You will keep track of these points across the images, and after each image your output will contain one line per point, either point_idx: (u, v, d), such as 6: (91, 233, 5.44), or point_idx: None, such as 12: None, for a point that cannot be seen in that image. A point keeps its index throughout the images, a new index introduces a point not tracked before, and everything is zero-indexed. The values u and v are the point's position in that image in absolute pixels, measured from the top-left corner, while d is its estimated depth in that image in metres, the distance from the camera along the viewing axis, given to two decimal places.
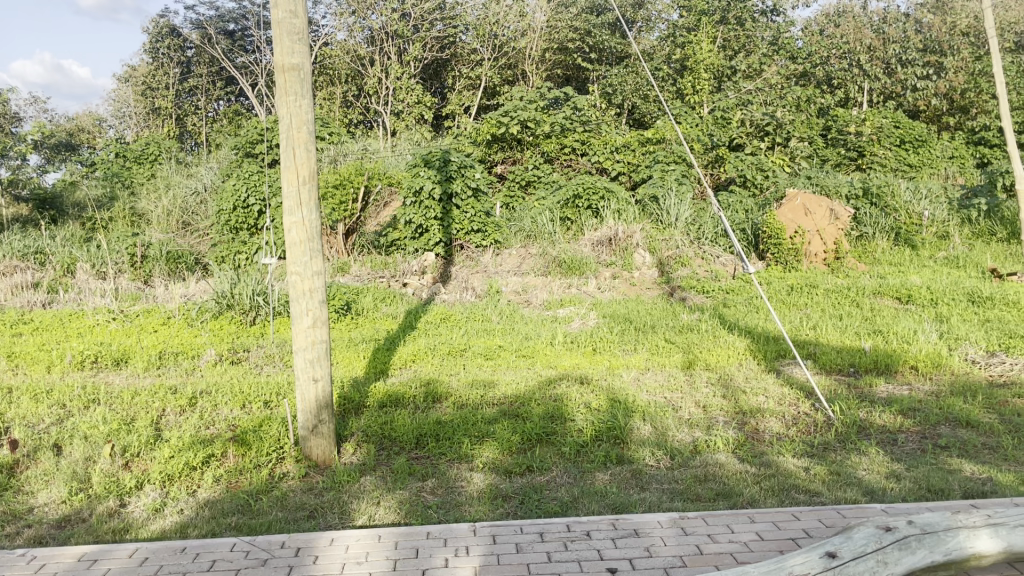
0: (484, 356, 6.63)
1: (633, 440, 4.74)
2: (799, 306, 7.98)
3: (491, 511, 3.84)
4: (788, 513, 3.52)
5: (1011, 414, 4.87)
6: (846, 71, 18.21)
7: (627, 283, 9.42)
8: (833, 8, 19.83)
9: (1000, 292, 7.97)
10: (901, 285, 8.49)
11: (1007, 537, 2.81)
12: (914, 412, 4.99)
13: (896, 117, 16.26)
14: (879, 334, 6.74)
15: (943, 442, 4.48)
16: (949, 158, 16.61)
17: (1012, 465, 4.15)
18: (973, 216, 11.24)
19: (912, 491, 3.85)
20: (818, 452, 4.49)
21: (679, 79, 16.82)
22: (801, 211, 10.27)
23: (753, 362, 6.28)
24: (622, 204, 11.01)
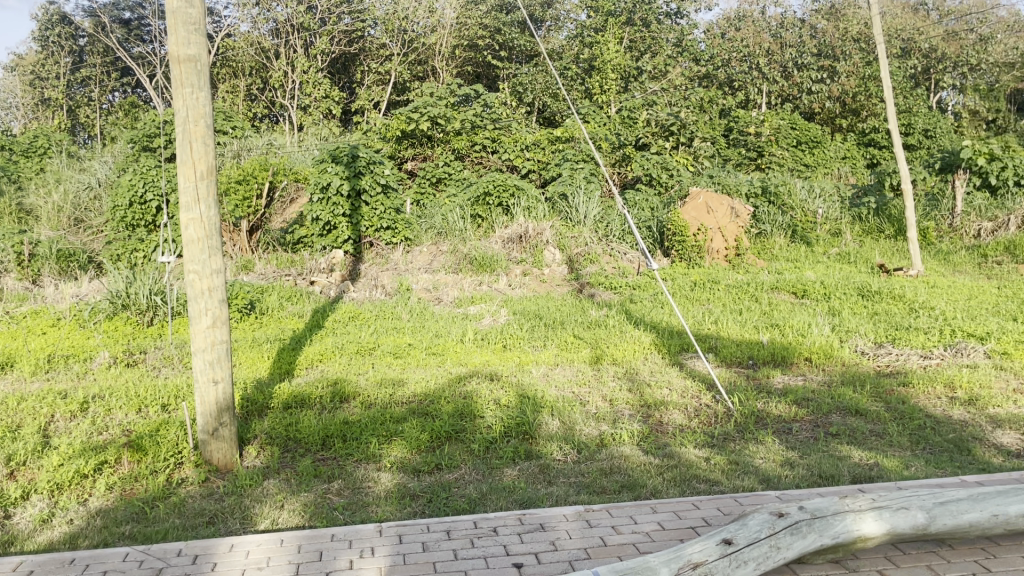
0: (393, 355, 6.56)
1: (542, 435, 4.79)
2: (701, 301, 8.21)
3: (399, 511, 3.81)
4: (689, 503, 3.62)
5: (896, 401, 5.14)
6: (746, 74, 18.92)
7: (537, 281, 9.49)
8: (734, 12, 20.38)
9: (887, 287, 8.40)
10: (797, 281, 8.86)
11: (891, 519, 2.94)
12: (807, 402, 5.21)
13: (793, 118, 17.01)
14: (776, 328, 7.01)
15: (834, 430, 4.69)
16: (842, 158, 17.43)
17: (896, 451, 4.37)
18: (864, 214, 11.83)
19: (805, 478, 4.01)
20: (718, 442, 4.63)
21: (587, 79, 17.04)
22: (703, 209, 10.55)
23: (658, 356, 6.43)
24: (533, 201, 11.09)
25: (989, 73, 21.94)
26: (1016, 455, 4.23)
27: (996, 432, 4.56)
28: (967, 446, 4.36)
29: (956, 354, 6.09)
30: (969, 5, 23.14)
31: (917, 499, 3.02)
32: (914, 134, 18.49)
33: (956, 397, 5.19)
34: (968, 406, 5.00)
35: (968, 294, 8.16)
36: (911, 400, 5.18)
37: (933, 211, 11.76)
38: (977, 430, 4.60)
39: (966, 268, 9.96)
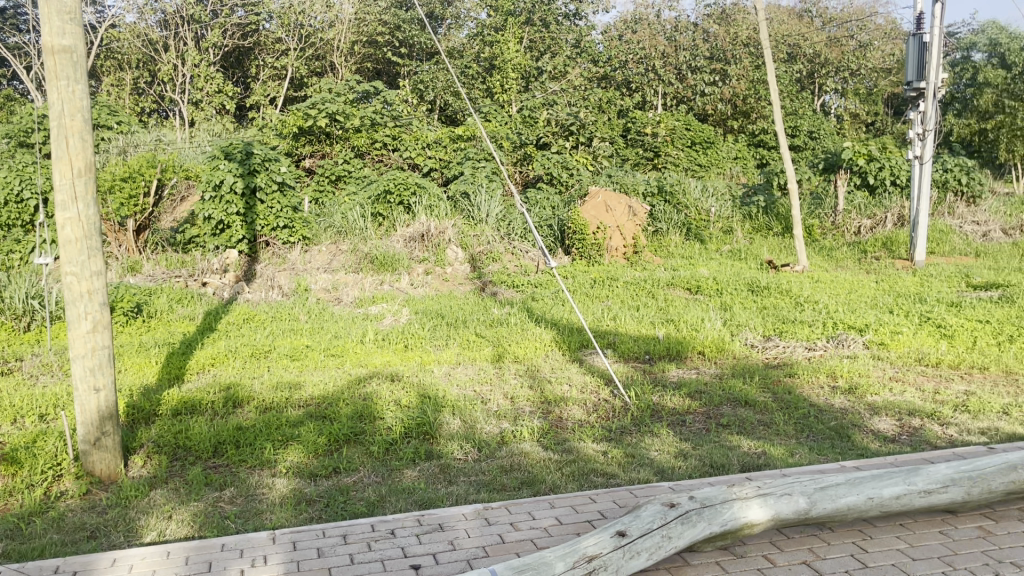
0: (291, 357, 6.41)
1: (442, 435, 4.78)
2: (601, 298, 8.36)
3: (294, 517, 3.73)
4: (586, 497, 3.67)
5: (782, 392, 5.36)
6: (642, 76, 19.37)
7: (439, 279, 9.45)
8: (630, 15, 20.90)
9: (775, 282, 8.76)
10: (691, 277, 9.14)
11: (775, 505, 3.06)
12: (700, 394, 5.38)
13: (687, 120, 17.53)
14: (671, 323, 7.21)
15: (725, 421, 4.86)
16: (734, 159, 18.07)
17: (782, 439, 4.56)
18: (753, 212, 12.30)
19: (697, 469, 4.14)
20: (615, 436, 4.73)
21: (487, 78, 17.05)
22: (602, 208, 10.74)
23: (558, 353, 6.51)
24: (434, 199, 11.05)
25: (867, 77, 23.18)
26: (890, 440, 4.47)
27: (873, 418, 4.81)
28: (847, 433, 4.58)
29: (838, 345, 6.39)
30: (848, 12, 24.33)
31: (799, 485, 3.14)
32: (799, 136, 19.35)
33: (837, 386, 5.46)
34: (848, 394, 5.26)
35: (849, 288, 8.58)
36: (796, 390, 5.41)
37: (816, 210, 12.20)
38: (856, 417, 4.84)
39: (847, 263, 10.48)
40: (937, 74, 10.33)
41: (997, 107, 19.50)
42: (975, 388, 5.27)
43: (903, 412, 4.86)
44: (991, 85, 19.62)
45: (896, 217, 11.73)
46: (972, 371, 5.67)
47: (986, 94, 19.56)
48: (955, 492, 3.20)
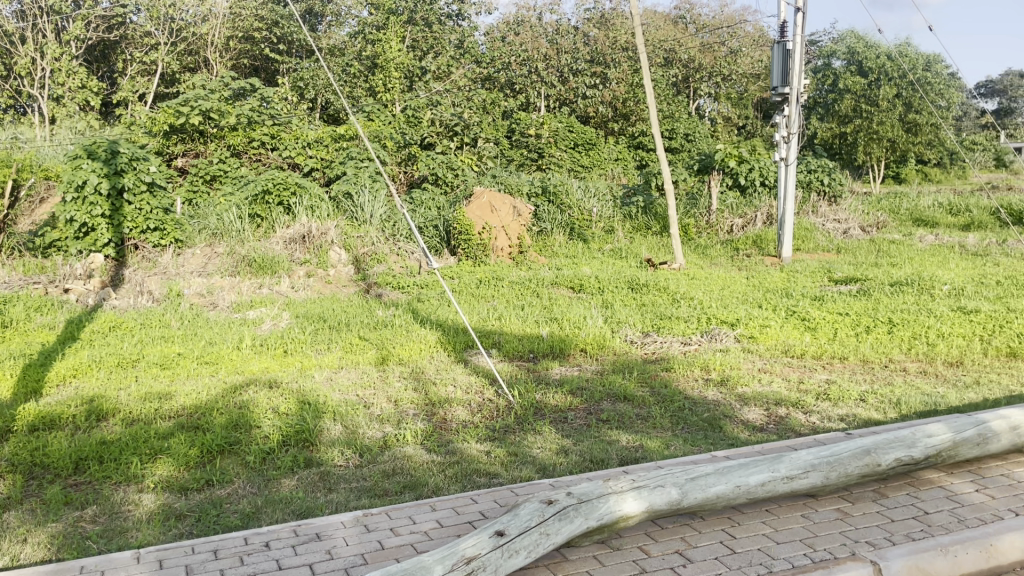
0: (160, 366, 6.11)
1: (322, 442, 4.67)
2: (486, 298, 8.38)
3: (162, 534, 3.55)
4: (467, 498, 3.66)
5: (659, 386, 5.53)
6: (526, 78, 19.67)
7: (321, 282, 9.23)
8: (512, 17, 21.24)
9: (654, 280, 9.03)
10: (574, 276, 9.29)
11: (648, 497, 3.14)
12: (582, 391, 5.47)
13: (571, 121, 17.99)
14: (554, 321, 7.30)
15: (605, 416, 4.96)
16: (615, 160, 18.54)
17: (659, 432, 4.70)
18: (633, 212, 12.65)
19: (577, 464, 4.20)
20: (499, 435, 4.74)
21: (370, 76, 16.74)
22: (487, 208, 10.77)
23: (443, 353, 6.48)
24: (315, 200, 10.80)
25: (738, 82, 24.22)
26: (759, 429, 4.68)
27: (743, 409, 5.02)
28: (719, 423, 4.77)
29: (712, 339, 6.64)
30: (720, 19, 25.54)
31: (671, 476, 3.23)
32: (676, 138, 20.08)
33: (710, 378, 5.68)
34: (720, 386, 5.48)
35: (722, 284, 8.94)
36: (672, 383, 5.60)
37: (692, 210, 12.62)
38: (727, 408, 5.04)
39: (721, 260, 10.92)
40: (799, 81, 10.89)
41: (855, 111, 20.78)
42: (835, 377, 5.59)
43: (770, 401, 5.10)
44: (850, 91, 20.72)
45: (765, 216, 12.34)
46: (833, 361, 6.01)
47: (845, 100, 20.77)
48: (815, 477, 3.36)
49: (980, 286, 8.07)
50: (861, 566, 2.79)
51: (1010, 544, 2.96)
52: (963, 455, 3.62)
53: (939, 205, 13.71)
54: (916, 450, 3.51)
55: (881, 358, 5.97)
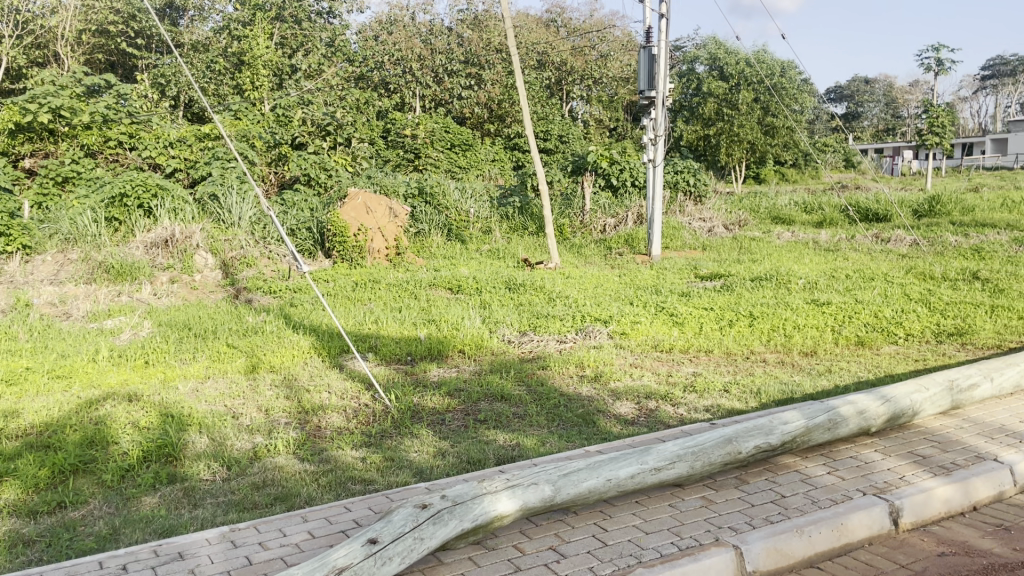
0: (5, 382, 5.67)
1: (187, 456, 4.46)
2: (362, 301, 8.23)
3: (7, 563, 3.29)
4: (340, 507, 3.58)
5: (536, 384, 5.59)
6: (399, 78, 19.78)
7: (186, 288, 8.84)
8: (385, 17, 21.18)
9: (530, 279, 9.13)
10: (452, 277, 9.26)
11: (522, 496, 3.16)
12: (459, 392, 5.46)
13: (446, 122, 17.94)
14: (432, 323, 7.25)
15: (482, 416, 4.95)
16: (492, 160, 18.67)
17: (535, 429, 4.73)
18: (510, 213, 12.76)
19: (454, 465, 4.18)
20: (375, 441, 4.66)
21: (237, 74, 16.05)
22: (362, 210, 10.59)
23: (317, 359, 6.31)
24: (178, 202, 10.33)
25: (609, 86, 24.85)
26: (630, 422, 4.80)
27: (616, 403, 5.14)
28: (592, 419, 4.87)
29: (586, 336, 6.77)
30: (590, 24, 26.24)
31: (544, 474, 3.27)
32: (550, 140, 20.43)
33: (585, 374, 5.79)
34: (593, 382, 5.59)
35: (595, 283, 9.13)
36: (548, 381, 5.66)
37: (567, 210, 12.86)
38: (601, 403, 5.15)
39: (595, 259, 11.15)
40: (664, 85, 11.25)
41: (718, 115, 21.69)
42: (701, 369, 5.83)
43: (641, 395, 5.25)
44: (713, 95, 21.60)
45: (636, 216, 12.72)
46: (699, 354, 6.27)
47: (708, 102, 21.64)
48: (681, 467, 3.48)
49: (831, 280, 8.61)
50: (724, 550, 2.90)
51: (858, 521, 3.15)
52: (816, 440, 3.84)
53: (795, 204, 14.51)
54: (773, 437, 3.70)
55: (743, 350, 6.27)
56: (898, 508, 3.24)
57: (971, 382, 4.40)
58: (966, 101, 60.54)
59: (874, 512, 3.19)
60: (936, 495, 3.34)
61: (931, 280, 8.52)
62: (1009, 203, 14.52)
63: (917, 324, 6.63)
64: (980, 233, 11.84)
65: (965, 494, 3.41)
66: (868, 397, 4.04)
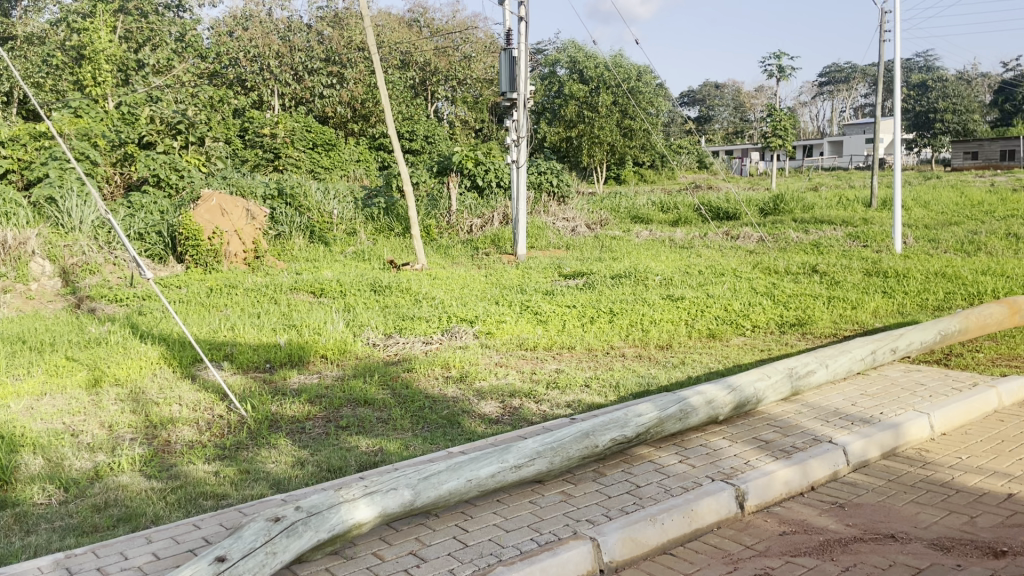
0: None
1: (19, 479, 4.11)
2: (219, 307, 7.88)
3: None
4: (188, 525, 3.40)
5: (400, 387, 5.50)
6: (257, 75, 19.65)
7: (21, 298, 8.19)
8: (239, 12, 21.00)
9: (395, 281, 9.03)
10: (314, 280, 9.04)
11: (381, 502, 3.09)
12: (320, 398, 5.30)
13: (307, 121, 17.55)
14: (293, 328, 7.02)
15: (344, 423, 4.82)
16: (356, 161, 18.39)
17: (399, 433, 4.66)
18: (375, 214, 12.59)
19: (313, 475, 4.05)
20: (230, 453, 4.46)
21: (76, 69, 14.84)
22: (217, 211, 10.15)
23: (168, 370, 5.98)
24: (11, 205, 9.56)
25: (473, 87, 24.96)
26: (494, 421, 4.82)
27: (481, 403, 5.14)
28: (457, 419, 4.85)
29: (451, 337, 6.74)
30: (453, 25, 26.37)
31: (404, 478, 3.22)
32: (416, 139, 20.35)
33: (450, 375, 5.76)
34: (458, 383, 5.57)
35: (461, 283, 9.13)
36: (413, 383, 5.60)
37: (432, 211, 12.82)
38: (466, 403, 5.14)
39: (461, 259, 11.14)
40: (525, 87, 11.39)
41: (579, 117, 22.19)
42: (564, 366, 5.93)
43: (505, 394, 5.28)
44: (574, 98, 22.11)
45: (501, 216, 12.84)
46: (562, 351, 6.38)
47: (570, 105, 22.11)
48: (541, 463, 3.51)
49: (686, 276, 8.97)
50: (582, 543, 2.95)
51: (707, 507, 3.29)
52: (668, 430, 3.98)
53: (652, 204, 15.09)
54: (628, 429, 3.80)
55: (604, 346, 6.43)
56: (744, 491, 3.40)
57: (809, 369, 4.68)
58: (806, 106, 64.93)
59: (722, 497, 3.34)
60: (778, 477, 3.53)
61: (776, 274, 9.04)
62: (843, 202, 15.66)
63: (763, 316, 7.01)
64: (819, 229, 12.66)
65: (804, 475, 3.62)
66: (715, 387, 4.23)
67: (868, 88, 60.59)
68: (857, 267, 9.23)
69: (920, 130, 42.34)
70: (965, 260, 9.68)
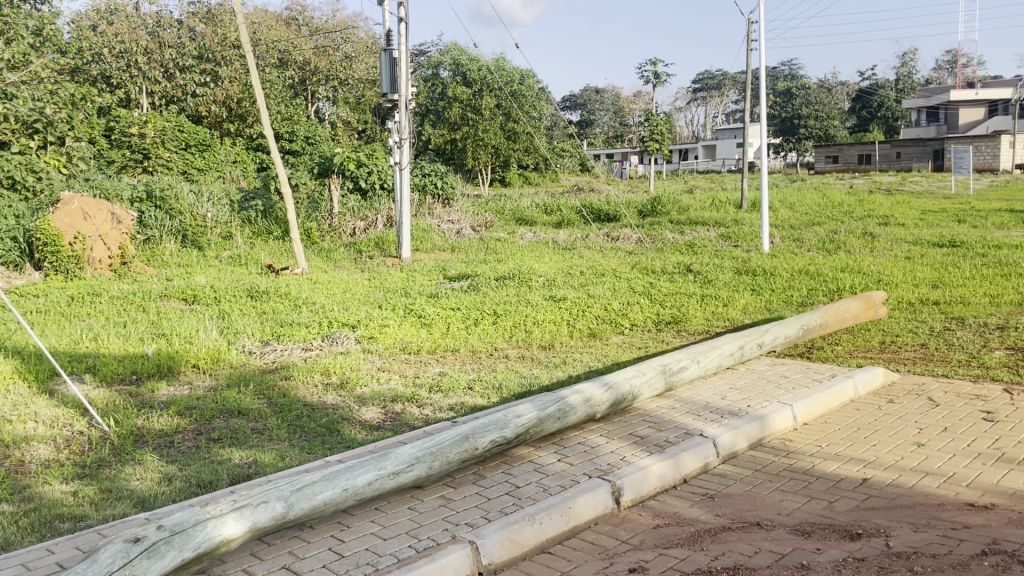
0: None
1: None
2: (80, 317, 7.42)
3: None
4: (41, 550, 3.17)
5: (277, 396, 5.33)
6: (124, 72, 18.78)
7: None
8: (104, 6, 20.12)
9: (273, 286, 8.76)
10: (186, 287, 8.66)
11: (251, 517, 2.97)
12: (191, 410, 5.07)
13: (179, 121, 16.85)
14: (162, 337, 6.70)
15: (216, 435, 4.63)
16: (232, 162, 17.80)
17: (275, 443, 4.50)
18: (252, 217, 12.20)
19: (182, 491, 3.86)
20: (91, 471, 4.19)
21: None
22: (79, 215, 9.61)
23: (22, 385, 5.58)
24: None
25: (355, 87, 24.64)
26: (375, 428, 4.73)
27: (361, 409, 5.04)
28: (336, 427, 4.73)
29: (332, 343, 6.59)
30: (333, 24, 25.91)
31: (275, 490, 3.11)
32: (296, 140, 19.87)
33: (330, 382, 5.63)
34: (339, 390, 5.45)
35: (343, 287, 8.95)
36: (291, 392, 5.43)
37: (313, 213, 12.54)
38: (346, 410, 5.03)
39: (344, 263, 10.92)
40: (407, 88, 11.28)
41: (463, 119, 22.23)
42: (447, 369, 5.90)
43: (387, 399, 5.20)
44: (457, 100, 22.12)
45: (385, 218, 12.69)
46: (445, 354, 6.34)
47: (453, 108, 22.10)
48: (420, 468, 3.47)
49: (568, 276, 9.11)
50: (460, 547, 2.92)
51: (584, 504, 3.33)
52: (547, 430, 4.01)
53: (536, 206, 15.28)
54: (508, 431, 3.81)
55: (487, 348, 6.44)
56: (619, 487, 3.47)
57: (681, 366, 4.84)
58: (682, 111, 67.38)
59: (598, 493, 3.39)
60: (651, 471, 3.62)
61: (654, 274, 9.30)
62: (716, 204, 16.31)
63: (640, 315, 7.21)
64: (694, 230, 13.13)
65: (676, 468, 3.72)
66: (593, 385, 4.30)
67: (737, 95, 63.41)
68: (729, 266, 9.62)
69: (786, 135, 44.67)
70: (826, 258, 10.25)
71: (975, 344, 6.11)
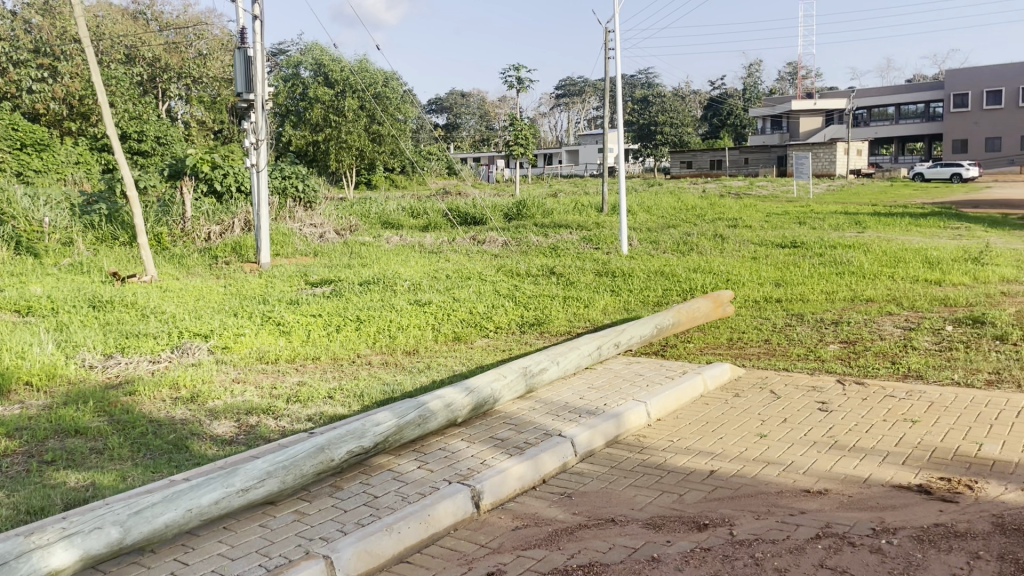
0: None
1: None
2: None
3: None
4: None
5: (121, 413, 5.01)
6: None
7: None
8: None
9: (118, 295, 8.26)
10: (20, 297, 8.03)
11: (82, 544, 2.77)
12: (22, 431, 4.68)
13: (13, 119, 15.65)
14: None
15: (50, 456, 4.29)
16: (75, 163, 16.72)
17: (116, 463, 4.23)
18: (96, 222, 11.48)
19: (8, 519, 3.54)
20: None
21: None
22: None
23: None
24: None
25: (209, 86, 23.72)
26: (227, 442, 4.53)
27: (214, 423, 4.82)
28: (185, 443, 4.50)
29: (182, 354, 6.26)
30: (185, 20, 24.84)
31: (111, 514, 2.90)
32: (145, 141, 18.72)
33: (179, 396, 5.34)
34: (189, 404, 5.18)
35: (196, 295, 8.55)
36: (136, 407, 5.12)
37: (164, 218, 11.97)
38: (196, 425, 4.79)
39: (198, 269, 10.43)
40: (263, 88, 10.94)
41: (325, 120, 21.80)
42: (306, 378, 5.73)
43: (241, 411, 4.99)
44: (319, 101, 21.61)
45: (243, 222, 12.24)
46: (305, 362, 6.17)
47: (315, 108, 21.60)
48: (272, 483, 3.34)
49: (432, 280, 9.07)
50: (314, 562, 2.83)
51: (443, 510, 3.31)
52: (407, 436, 3.96)
53: (402, 210, 15.16)
54: (366, 439, 3.74)
55: (349, 354, 6.31)
56: (479, 491, 3.47)
57: (541, 367, 4.90)
58: (546, 117, 68.76)
59: (458, 498, 3.38)
60: (511, 473, 3.65)
61: (518, 277, 9.40)
62: (578, 207, 16.72)
63: (503, 318, 7.27)
64: (557, 233, 13.41)
65: (535, 469, 3.76)
66: (453, 390, 4.29)
67: (598, 101, 65.23)
68: (589, 268, 9.87)
69: (645, 140, 46.41)
70: (679, 259, 10.69)
71: (813, 338, 6.52)
